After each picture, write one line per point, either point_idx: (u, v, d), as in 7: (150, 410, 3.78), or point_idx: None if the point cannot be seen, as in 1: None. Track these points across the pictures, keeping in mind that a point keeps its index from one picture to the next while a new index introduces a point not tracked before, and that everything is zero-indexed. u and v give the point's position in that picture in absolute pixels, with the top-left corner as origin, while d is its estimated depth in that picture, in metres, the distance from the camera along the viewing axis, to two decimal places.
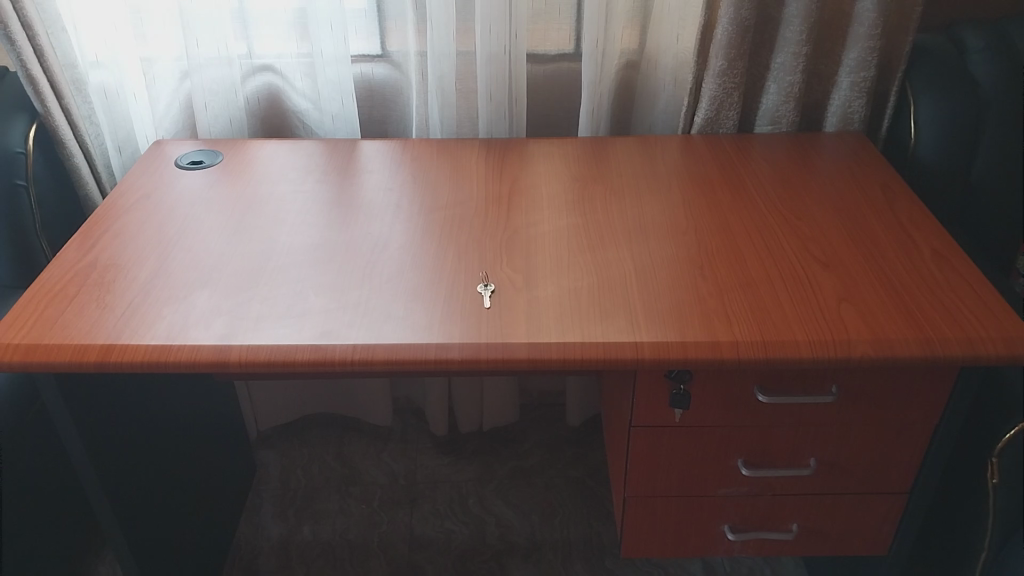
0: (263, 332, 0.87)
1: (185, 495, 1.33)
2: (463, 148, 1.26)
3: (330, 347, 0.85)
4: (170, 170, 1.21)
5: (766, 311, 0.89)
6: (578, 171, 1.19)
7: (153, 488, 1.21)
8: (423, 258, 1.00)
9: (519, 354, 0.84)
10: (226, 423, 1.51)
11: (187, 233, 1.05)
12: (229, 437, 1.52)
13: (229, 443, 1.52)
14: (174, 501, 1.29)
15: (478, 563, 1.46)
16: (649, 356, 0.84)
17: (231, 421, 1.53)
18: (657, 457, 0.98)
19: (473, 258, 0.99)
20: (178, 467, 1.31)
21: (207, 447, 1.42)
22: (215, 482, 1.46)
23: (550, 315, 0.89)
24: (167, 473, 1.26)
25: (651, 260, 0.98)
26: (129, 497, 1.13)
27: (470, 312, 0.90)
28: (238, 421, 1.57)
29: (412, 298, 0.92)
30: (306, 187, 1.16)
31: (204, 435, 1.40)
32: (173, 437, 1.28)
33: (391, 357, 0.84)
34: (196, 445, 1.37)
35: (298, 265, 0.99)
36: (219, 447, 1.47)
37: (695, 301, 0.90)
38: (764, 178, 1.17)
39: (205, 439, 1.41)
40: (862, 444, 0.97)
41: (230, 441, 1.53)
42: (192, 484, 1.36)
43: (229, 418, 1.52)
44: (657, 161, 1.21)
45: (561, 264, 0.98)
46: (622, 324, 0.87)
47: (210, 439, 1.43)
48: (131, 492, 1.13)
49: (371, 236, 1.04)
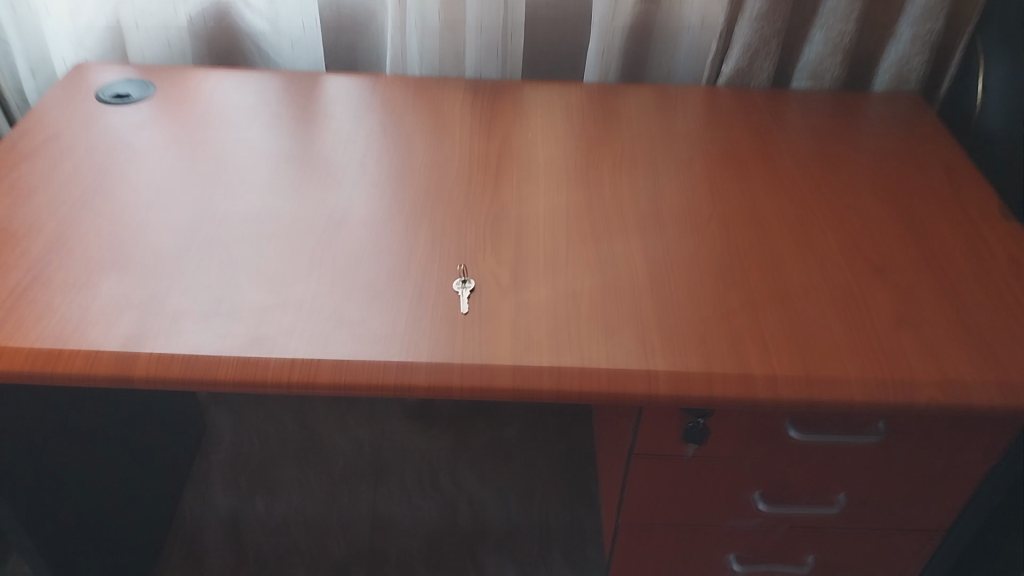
0: (181, 337, 0.69)
1: (119, 493, 1.21)
2: (446, 90, 1.06)
3: (261, 358, 0.68)
4: (90, 103, 1.00)
5: (810, 335, 0.72)
6: (583, 129, 1.00)
7: (74, 477, 1.09)
8: (388, 241, 0.82)
9: (502, 383, 0.67)
10: (180, 432, 1.39)
11: (100, 191, 0.86)
12: (169, 417, 1.34)
13: (182, 453, 1.40)
14: (100, 495, 1.16)
15: (449, 548, 1.33)
16: (665, 390, 0.67)
17: (174, 401, 1.36)
18: (657, 483, 0.82)
19: (449, 245, 0.81)
20: (113, 463, 1.19)
21: (152, 449, 1.30)
22: (164, 489, 1.34)
23: (541, 328, 0.72)
24: (94, 465, 1.14)
25: (668, 257, 0.80)
26: (18, 482, 0.95)
27: (443, 320, 0.73)
28: (186, 402, 1.41)
29: (372, 297, 0.75)
30: (254, 133, 0.96)
31: (129, 420, 1.22)
32: (110, 432, 1.18)
33: (338, 379, 0.67)
34: (112, 436, 1.18)
35: (233, 244, 0.80)
36: (171, 455, 1.36)
37: (722, 316, 0.73)
38: (803, 150, 0.98)
39: (150, 441, 1.29)
40: (903, 482, 0.82)
41: (172, 423, 1.36)
42: (131, 486, 1.24)
43: (179, 416, 1.38)
44: (677, 122, 1.02)
45: (557, 257, 0.80)
46: (634, 345, 0.70)
47: (156, 445, 1.31)
48: (23, 477, 0.96)
49: (326, 208, 0.86)
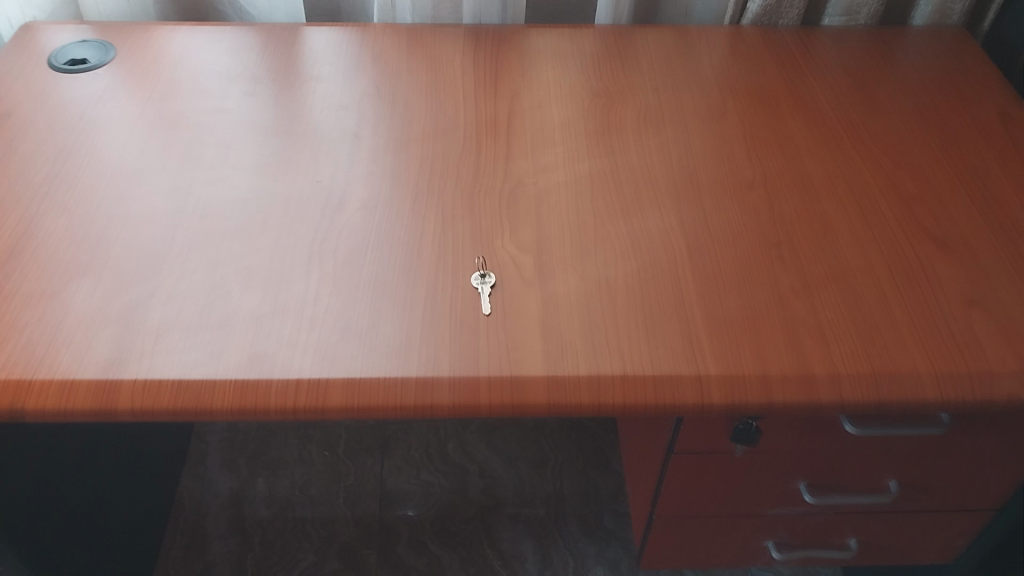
0: (168, 356, 0.62)
1: (104, 509, 1.13)
2: (444, 40, 0.95)
3: (262, 380, 0.61)
4: (41, 70, 0.88)
5: (874, 324, 0.64)
6: (600, 80, 0.90)
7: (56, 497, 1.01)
8: (395, 223, 0.72)
9: (535, 399, 0.60)
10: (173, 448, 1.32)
11: (62, 178, 0.76)
12: (161, 431, 1.27)
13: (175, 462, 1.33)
14: (85, 512, 1.09)
15: (460, 524, 1.29)
16: (719, 397, 0.60)
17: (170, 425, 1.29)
18: (697, 478, 0.76)
19: (462, 226, 0.72)
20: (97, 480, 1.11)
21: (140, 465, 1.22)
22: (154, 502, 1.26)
23: (574, 327, 0.64)
24: (78, 483, 1.06)
25: (708, 234, 0.72)
26: (2, 499, 0.88)
27: (463, 322, 0.64)
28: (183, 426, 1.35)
29: (381, 296, 0.66)
30: (232, 100, 0.85)
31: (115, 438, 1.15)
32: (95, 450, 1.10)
33: (349, 401, 0.60)
34: (95, 465, 1.10)
35: (217, 235, 0.71)
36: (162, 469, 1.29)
37: (776, 304, 0.65)
38: (845, 97, 0.88)
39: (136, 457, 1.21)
40: (963, 469, 0.76)
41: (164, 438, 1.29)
42: (116, 502, 1.16)
43: (172, 434, 1.31)
44: (704, 68, 0.91)
45: (585, 239, 0.71)
46: (680, 344, 0.62)
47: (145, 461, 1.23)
48: (5, 491, 0.88)
49: (321, 187, 0.76)
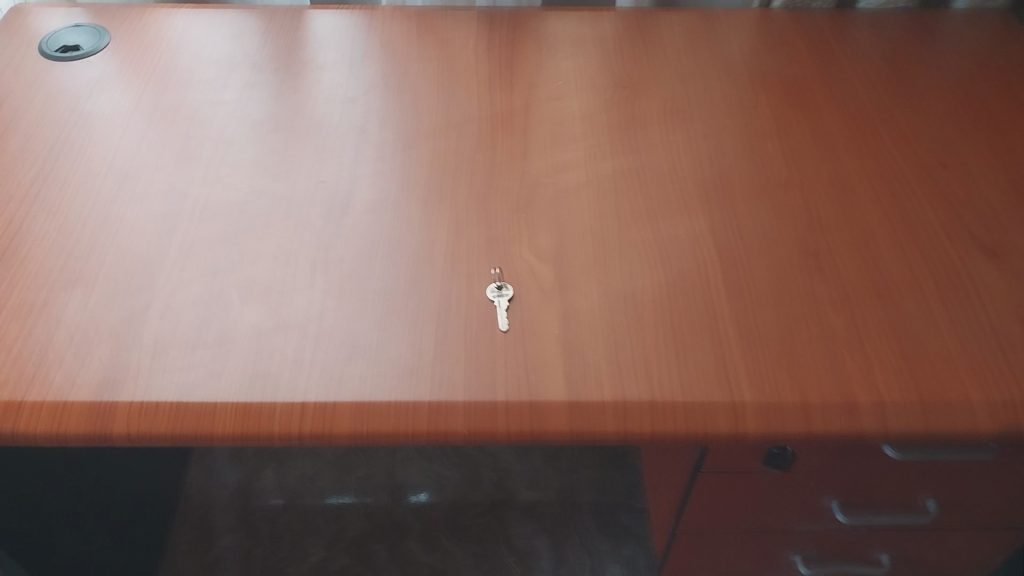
0: (165, 376, 0.58)
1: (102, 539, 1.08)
2: (456, 24, 0.89)
3: (265, 403, 0.57)
4: (32, 57, 0.83)
5: (920, 343, 0.60)
6: (623, 68, 0.84)
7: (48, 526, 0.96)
8: (404, 229, 0.68)
9: (556, 427, 0.56)
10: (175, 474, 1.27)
11: (52, 177, 0.71)
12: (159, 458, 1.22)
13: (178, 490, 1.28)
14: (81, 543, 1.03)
15: (472, 519, 1.26)
16: (754, 427, 0.56)
17: (167, 453, 1.24)
18: (723, 496, 0.73)
19: (476, 231, 0.68)
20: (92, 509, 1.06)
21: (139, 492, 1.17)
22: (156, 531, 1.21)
23: (597, 346, 0.59)
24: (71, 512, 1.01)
25: (740, 242, 0.67)
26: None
27: (479, 340, 0.60)
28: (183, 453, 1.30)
29: (391, 311, 0.62)
30: (232, 92, 0.80)
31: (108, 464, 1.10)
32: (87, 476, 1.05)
33: (357, 428, 0.56)
34: (88, 493, 1.05)
35: (215, 243, 0.66)
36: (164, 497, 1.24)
37: (814, 320, 0.61)
38: (885, 87, 0.83)
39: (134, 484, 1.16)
40: (1006, 490, 0.71)
41: (163, 465, 1.24)
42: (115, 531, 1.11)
43: (172, 462, 1.27)
44: (733, 55, 0.86)
45: (609, 247, 0.67)
46: (711, 366, 0.58)
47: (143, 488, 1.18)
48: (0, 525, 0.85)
49: (326, 187, 0.71)
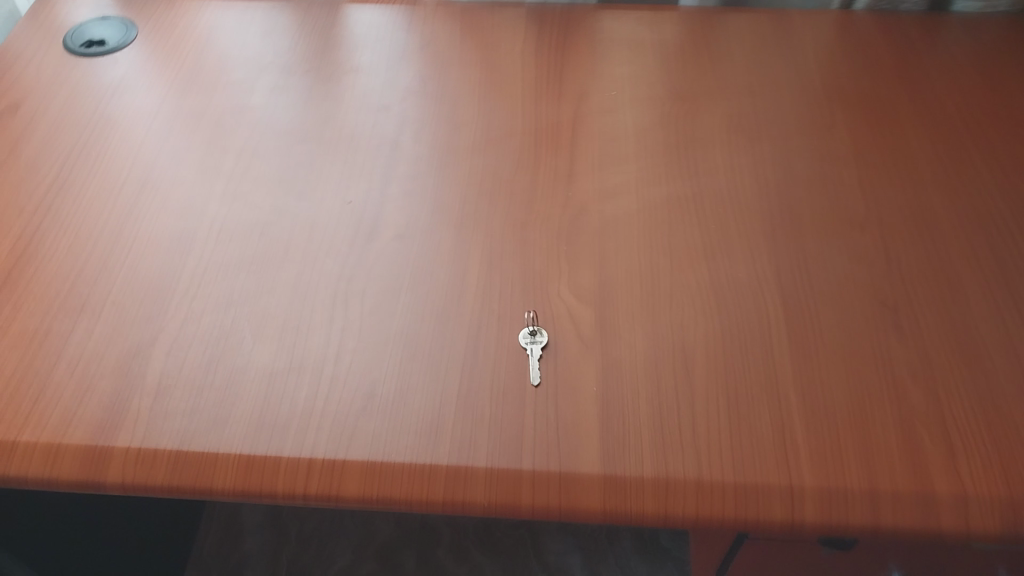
0: (166, 421, 0.53)
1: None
2: (504, 22, 0.82)
3: (269, 456, 0.52)
4: (56, 51, 0.79)
5: (1012, 423, 0.52)
6: (684, 76, 0.76)
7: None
8: (433, 260, 0.62)
9: (588, 504, 0.50)
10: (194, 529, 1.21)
11: (67, 185, 0.67)
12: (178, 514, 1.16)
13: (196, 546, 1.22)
14: None
15: (506, 532, 1.21)
16: (812, 516, 0.50)
17: (186, 508, 1.18)
18: (771, 558, 0.66)
19: (511, 265, 0.61)
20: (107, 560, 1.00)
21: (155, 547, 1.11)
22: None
23: (639, 410, 0.53)
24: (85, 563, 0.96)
25: (807, 289, 0.60)
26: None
27: (507, 395, 0.54)
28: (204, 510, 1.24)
29: (412, 357, 0.56)
30: (261, 95, 0.75)
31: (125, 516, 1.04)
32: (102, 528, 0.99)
33: (369, 492, 0.51)
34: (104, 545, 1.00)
35: (230, 269, 0.61)
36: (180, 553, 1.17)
37: (888, 391, 0.54)
38: (983, 105, 0.73)
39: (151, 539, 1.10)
40: None
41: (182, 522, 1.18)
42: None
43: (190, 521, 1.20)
44: (809, 62, 0.77)
45: (659, 289, 0.60)
46: (767, 442, 0.52)
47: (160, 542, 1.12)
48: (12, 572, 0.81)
49: (352, 209, 0.66)
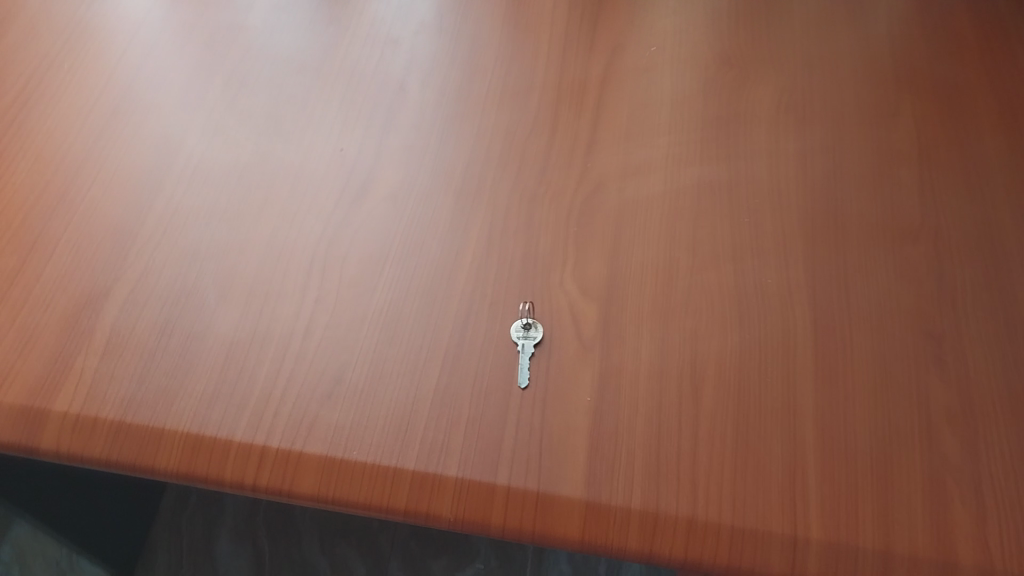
0: (110, 385, 0.48)
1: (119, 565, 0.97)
2: None
3: (219, 438, 0.47)
4: None
5: None
6: (736, 33, 0.67)
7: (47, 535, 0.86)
8: (426, 231, 0.56)
9: (565, 531, 0.45)
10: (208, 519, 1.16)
11: (33, 100, 0.60)
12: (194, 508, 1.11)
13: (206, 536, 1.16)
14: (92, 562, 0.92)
15: None
16: (813, 571, 0.44)
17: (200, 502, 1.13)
18: None
19: (512, 246, 0.55)
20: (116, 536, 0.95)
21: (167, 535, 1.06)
22: None
23: (633, 429, 0.48)
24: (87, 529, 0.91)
25: (842, 305, 0.53)
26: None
27: (490, 397, 0.49)
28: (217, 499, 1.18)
29: (389, 341, 0.51)
30: (258, 12, 0.67)
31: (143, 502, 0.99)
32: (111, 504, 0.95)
33: (325, 491, 0.46)
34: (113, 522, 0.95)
35: (202, 216, 0.55)
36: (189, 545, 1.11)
37: (918, 436, 0.48)
38: None
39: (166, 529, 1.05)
40: None
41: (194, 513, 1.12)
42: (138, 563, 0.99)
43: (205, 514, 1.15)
44: (882, 28, 0.67)
45: (675, 290, 0.53)
46: (773, 481, 0.46)
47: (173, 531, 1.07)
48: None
49: (343, 159, 0.59)
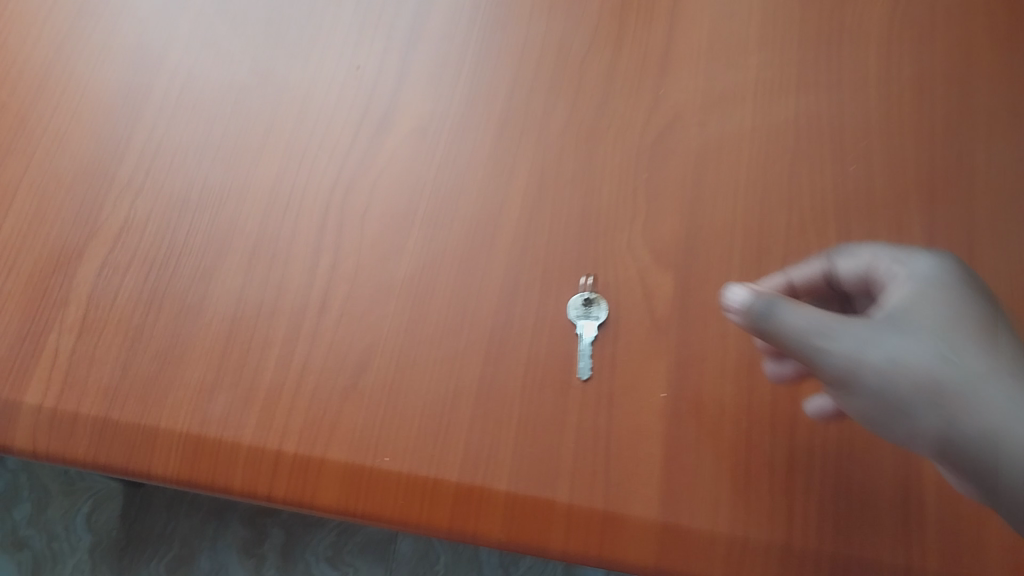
0: (91, 370, 0.40)
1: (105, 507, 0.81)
2: None
3: (225, 439, 0.39)
4: None
5: None
6: None
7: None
8: (463, 175, 0.46)
9: (637, 557, 0.38)
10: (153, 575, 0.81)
11: None
12: None
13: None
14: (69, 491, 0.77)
15: None
16: None
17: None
18: None
19: (569, 195, 0.45)
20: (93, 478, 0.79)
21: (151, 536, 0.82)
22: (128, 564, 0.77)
23: (717, 434, 0.40)
24: None
25: None
26: None
27: (545, 392, 0.41)
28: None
29: (422, 320, 0.42)
30: None
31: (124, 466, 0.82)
32: None
33: (352, 505, 0.39)
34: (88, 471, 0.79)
35: (191, 151, 0.46)
36: None
37: None
38: None
39: None
40: None
41: None
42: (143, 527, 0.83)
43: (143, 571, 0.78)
44: None
45: (767, 258, 0.44)
46: (882, 499, 0.39)
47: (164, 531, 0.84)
48: None
49: (360, 79, 0.48)
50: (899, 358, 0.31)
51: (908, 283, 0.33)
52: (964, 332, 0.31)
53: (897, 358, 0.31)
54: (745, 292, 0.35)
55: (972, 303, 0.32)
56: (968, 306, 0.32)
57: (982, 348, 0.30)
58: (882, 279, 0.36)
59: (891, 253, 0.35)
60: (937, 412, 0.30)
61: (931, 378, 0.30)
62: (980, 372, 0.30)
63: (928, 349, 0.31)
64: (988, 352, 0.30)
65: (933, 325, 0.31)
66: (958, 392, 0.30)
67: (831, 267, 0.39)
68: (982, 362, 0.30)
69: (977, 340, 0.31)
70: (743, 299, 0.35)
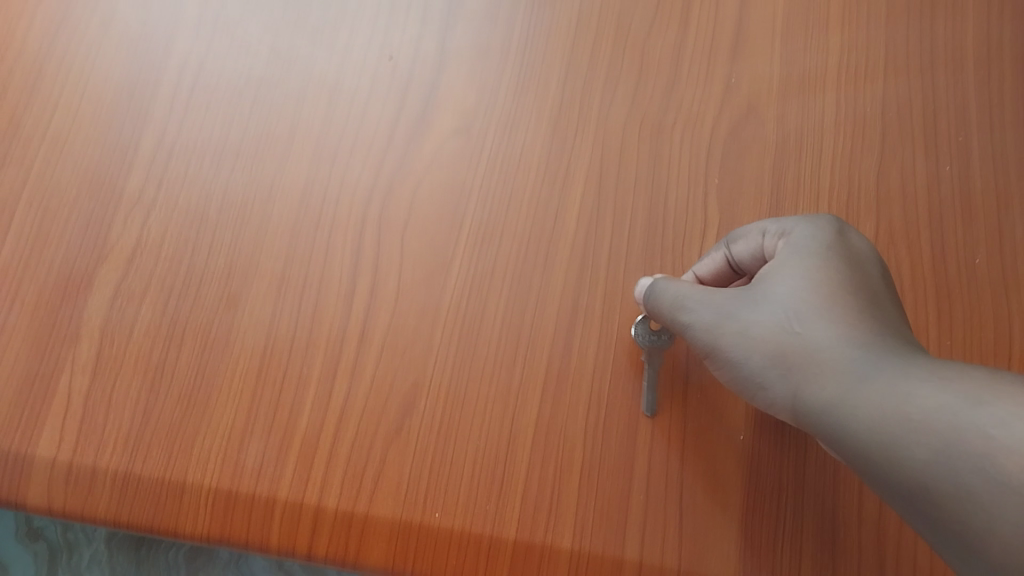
0: (109, 418, 0.36)
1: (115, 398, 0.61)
2: None
3: (259, 493, 0.36)
4: None
5: None
6: None
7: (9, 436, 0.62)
8: (511, 182, 0.41)
9: None
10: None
11: None
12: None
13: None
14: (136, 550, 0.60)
15: None
16: None
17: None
18: None
19: (631, 205, 0.40)
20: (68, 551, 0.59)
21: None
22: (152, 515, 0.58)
23: (800, 481, 0.36)
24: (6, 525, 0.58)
25: None
26: None
27: (609, 434, 0.37)
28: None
29: (472, 353, 0.38)
30: None
31: None
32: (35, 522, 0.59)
33: (403, 566, 0.35)
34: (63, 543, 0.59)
35: (206, 160, 0.41)
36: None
37: None
38: None
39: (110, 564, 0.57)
40: None
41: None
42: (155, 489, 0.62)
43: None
44: None
45: None
46: None
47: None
48: None
49: (393, 70, 0.43)
50: (749, 331, 0.30)
51: (779, 257, 0.32)
52: (812, 301, 0.29)
53: (749, 332, 0.30)
54: (646, 282, 0.37)
55: (837, 274, 0.30)
56: (829, 273, 0.30)
57: (827, 318, 0.29)
58: (768, 253, 0.34)
59: (776, 222, 0.34)
60: (785, 383, 0.29)
61: (776, 348, 0.30)
62: (823, 343, 0.28)
63: (778, 321, 0.30)
64: (830, 318, 0.29)
65: (780, 296, 0.30)
66: (803, 362, 0.29)
67: (729, 254, 0.36)
68: (826, 333, 0.28)
69: (821, 308, 0.29)
70: (644, 288, 0.37)
